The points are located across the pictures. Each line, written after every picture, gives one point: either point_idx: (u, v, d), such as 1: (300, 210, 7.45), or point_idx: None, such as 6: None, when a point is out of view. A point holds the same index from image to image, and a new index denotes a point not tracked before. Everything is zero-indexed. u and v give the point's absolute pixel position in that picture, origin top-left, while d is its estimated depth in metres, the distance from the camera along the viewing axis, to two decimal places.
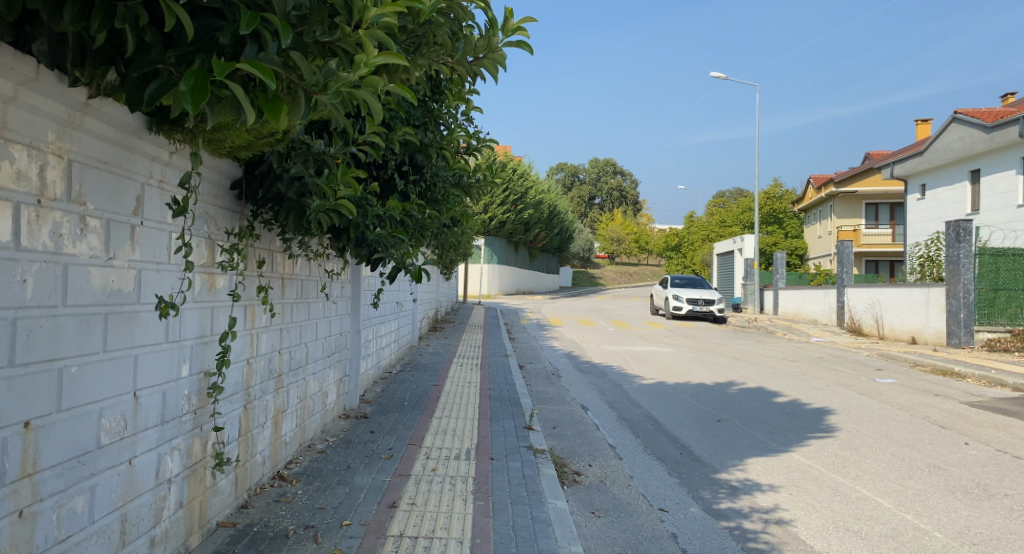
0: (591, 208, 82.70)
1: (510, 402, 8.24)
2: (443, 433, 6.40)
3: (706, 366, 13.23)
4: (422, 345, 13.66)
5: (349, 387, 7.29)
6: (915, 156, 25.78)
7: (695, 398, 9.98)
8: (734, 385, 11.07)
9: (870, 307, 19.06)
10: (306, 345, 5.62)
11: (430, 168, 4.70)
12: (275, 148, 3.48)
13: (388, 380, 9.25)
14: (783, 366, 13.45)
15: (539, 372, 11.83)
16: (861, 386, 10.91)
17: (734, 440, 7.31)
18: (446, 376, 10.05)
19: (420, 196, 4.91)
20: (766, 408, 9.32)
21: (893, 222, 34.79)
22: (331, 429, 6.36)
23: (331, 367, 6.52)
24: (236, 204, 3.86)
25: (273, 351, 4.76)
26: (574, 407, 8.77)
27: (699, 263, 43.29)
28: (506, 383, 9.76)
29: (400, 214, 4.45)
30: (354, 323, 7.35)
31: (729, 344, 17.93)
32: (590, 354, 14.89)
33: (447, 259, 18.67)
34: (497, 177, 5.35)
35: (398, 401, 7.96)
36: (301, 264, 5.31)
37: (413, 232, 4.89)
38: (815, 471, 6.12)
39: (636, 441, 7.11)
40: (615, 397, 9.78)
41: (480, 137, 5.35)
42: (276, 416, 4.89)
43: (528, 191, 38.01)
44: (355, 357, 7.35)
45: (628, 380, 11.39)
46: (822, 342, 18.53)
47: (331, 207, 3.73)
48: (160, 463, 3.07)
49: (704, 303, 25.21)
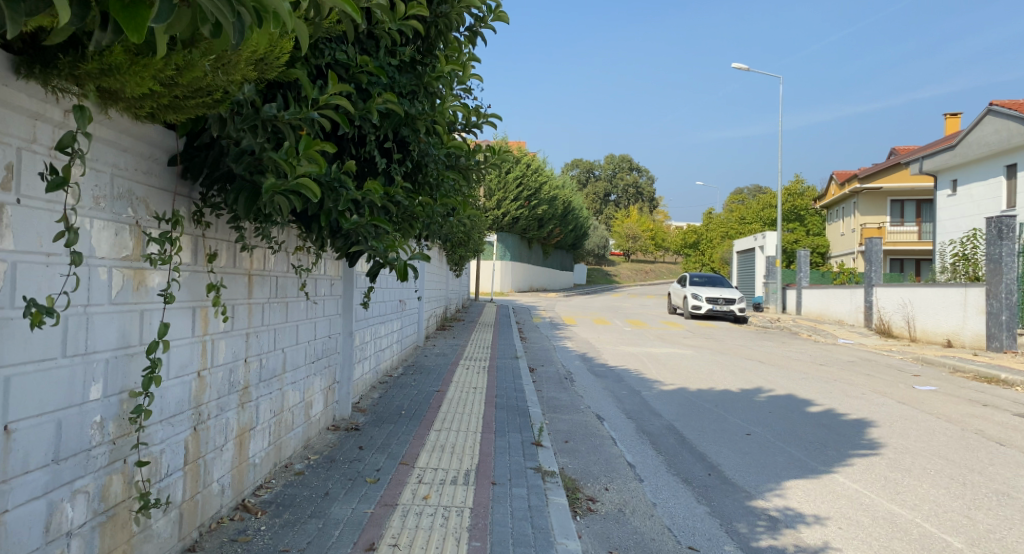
0: (607, 205, 81.66)
1: (518, 412, 7.51)
2: (440, 450, 5.68)
3: (729, 370, 12.41)
4: (429, 346, 12.97)
5: (340, 395, 6.60)
6: (946, 150, 24.75)
7: (719, 407, 9.20)
8: (762, 392, 10.26)
9: (901, 307, 18.12)
10: (284, 351, 4.94)
11: (420, 146, 4.00)
12: (215, 113, 2.80)
13: (387, 386, 8.54)
14: (812, 371, 12.61)
15: (550, 376, 11.09)
16: (900, 395, 10.06)
17: (768, 457, 6.52)
18: (450, 380, 9.33)
19: (409, 179, 4.21)
20: (799, 418, 8.52)
21: (920, 219, 33.62)
22: (315, 444, 5.67)
23: (318, 375, 5.85)
24: (176, 184, 3.18)
25: (237, 360, 4.07)
26: (589, 417, 8.03)
27: (718, 261, 42.25)
28: (514, 389, 9.04)
29: (382, 199, 3.76)
30: (348, 324, 6.70)
31: (752, 346, 17.08)
32: (605, 356, 14.12)
33: (456, 255, 17.91)
34: (500, 160, 4.64)
35: (396, 410, 7.26)
36: (274, 258, 4.62)
37: (401, 221, 4.18)
38: (865, 499, 5.34)
39: (658, 459, 6.36)
40: (634, 405, 9.03)
41: (481, 113, 4.63)
42: (241, 436, 4.20)
43: (542, 186, 37.16)
44: (348, 361, 6.69)
45: (647, 386, 10.62)
46: (850, 344, 17.63)
47: (291, 188, 3.03)
48: (52, 514, 2.40)
49: (724, 302, 24.32)
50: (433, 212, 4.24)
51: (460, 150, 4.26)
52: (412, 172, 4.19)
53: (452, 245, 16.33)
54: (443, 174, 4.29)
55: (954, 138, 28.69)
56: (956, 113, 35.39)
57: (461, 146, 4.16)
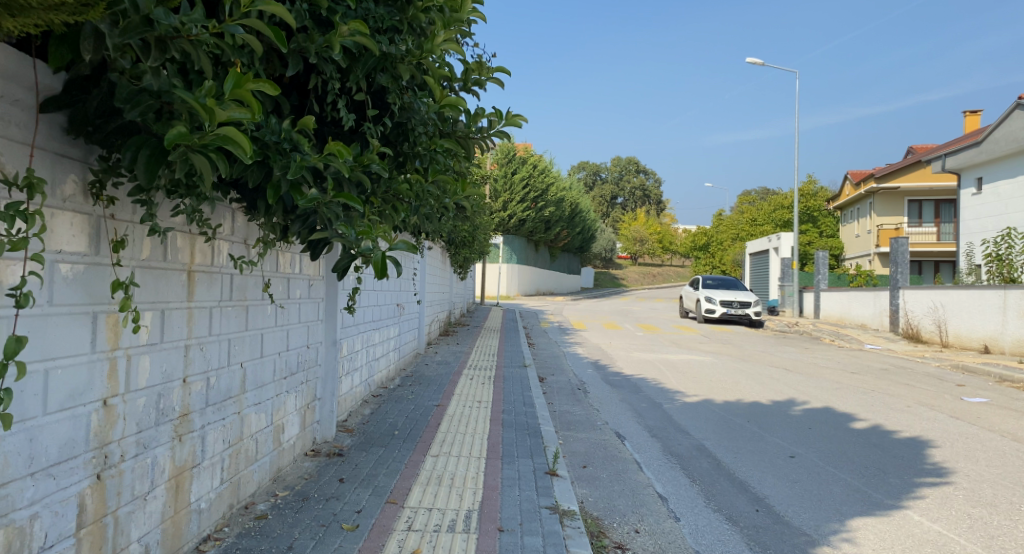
0: (613, 208, 80.75)
1: (528, 431, 6.57)
2: (436, 483, 4.77)
3: (755, 379, 11.46)
4: (430, 353, 12.05)
5: (322, 415, 5.70)
6: (971, 147, 23.75)
7: (752, 422, 8.24)
8: (796, 405, 9.29)
9: (931, 311, 17.17)
10: (243, 367, 4.02)
11: (404, 102, 3.08)
12: (89, 25, 1.85)
13: (380, 400, 7.62)
14: (845, 380, 11.64)
15: (561, 386, 10.13)
16: (950, 408, 9.08)
17: (822, 487, 5.56)
18: (452, 392, 8.40)
19: (389, 148, 3.30)
20: (845, 435, 7.55)
21: (938, 220, 32.59)
22: (287, 476, 4.74)
23: (290, 392, 4.94)
24: (50, 141, 2.25)
25: (171, 380, 3.15)
26: (608, 436, 7.09)
27: (730, 263, 41.23)
28: (522, 402, 8.10)
29: (353, 170, 2.85)
30: (333, 332, 5.81)
31: (773, 352, 16.11)
32: (620, 363, 13.17)
33: (459, 255, 16.93)
34: (506, 126, 3.70)
35: (388, 429, 6.32)
36: (224, 251, 3.70)
37: (378, 201, 3.27)
38: (955, 546, 4.36)
39: (695, 491, 5.40)
40: (656, 421, 8.09)
41: (482, 68, 3.70)
42: (178, 478, 3.26)
43: (549, 187, 36.21)
44: (331, 376, 5.80)
45: (668, 398, 9.65)
46: (878, 350, 16.64)
47: (217, 143, 2.13)
48: None
49: (739, 306, 23.35)
50: (424, 193, 3.35)
51: (456, 112, 3.34)
52: (395, 137, 3.28)
53: (454, 244, 15.43)
54: (439, 141, 3.37)
55: (978, 135, 27.66)
56: (975, 111, 34.39)
57: (458, 106, 3.25)
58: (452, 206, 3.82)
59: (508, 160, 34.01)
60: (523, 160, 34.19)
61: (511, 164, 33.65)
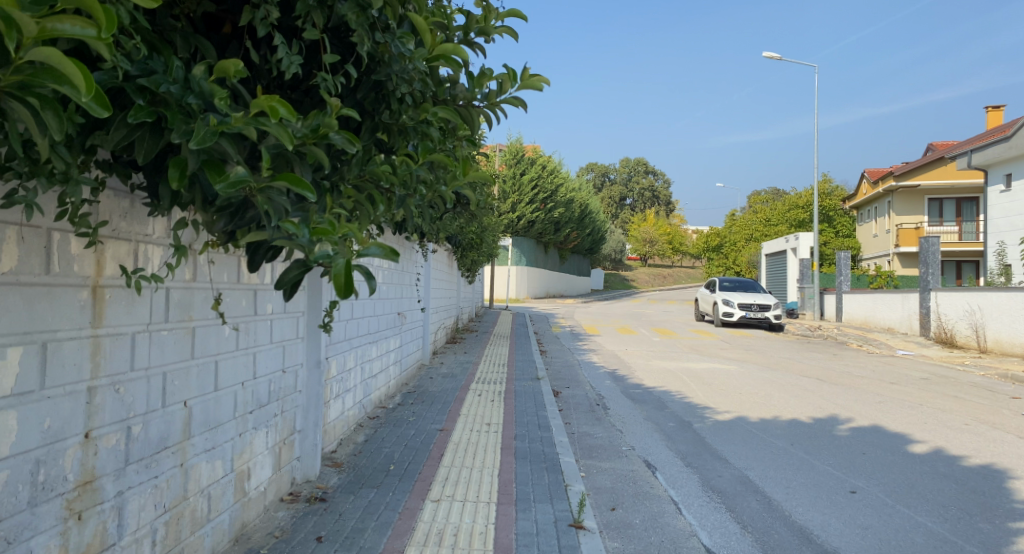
0: (622, 208, 79.75)
1: (546, 463, 5.69)
2: (437, 545, 3.85)
3: (788, 392, 10.52)
4: (436, 365, 11.18)
5: (304, 450, 4.83)
6: (1000, 142, 22.69)
7: (796, 444, 7.33)
8: (841, 424, 8.36)
9: (968, 315, 16.17)
10: (188, 406, 3.12)
11: (381, 48, 2.21)
12: None
13: (378, 423, 6.75)
14: (886, 392, 10.69)
15: (579, 402, 9.23)
16: (1015, 426, 8.12)
17: (900, 535, 4.65)
18: (457, 412, 7.51)
19: (363, 117, 2.43)
20: (907, 462, 6.61)
21: (961, 218, 31.47)
22: (254, 533, 3.86)
23: (260, 427, 4.05)
24: None
25: (61, 438, 2.30)
26: (636, 467, 6.20)
27: (745, 264, 40.16)
28: (536, 423, 7.22)
29: (302, 138, 1.99)
30: (318, 352, 4.93)
31: (800, 359, 15.13)
32: (639, 374, 12.26)
33: (465, 259, 16.05)
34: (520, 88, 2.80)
35: (383, 463, 5.43)
36: (159, 260, 2.82)
37: (345, 188, 2.41)
38: None
39: (748, 542, 4.49)
40: (688, 444, 7.20)
41: (484, 16, 2.84)
42: None
43: (557, 188, 35.34)
44: (314, 405, 4.90)
45: (698, 415, 8.73)
46: (912, 357, 15.64)
47: (32, 78, 1.32)
48: None
49: (758, 309, 22.36)
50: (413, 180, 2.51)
51: (453, 65, 2.47)
52: (373, 106, 2.40)
53: (460, 246, 14.56)
54: (431, 108, 2.50)
55: (1005, 130, 26.58)
56: (997, 105, 33.27)
57: (454, 57, 2.40)
58: (450, 198, 2.96)
59: (515, 161, 33.39)
60: (531, 160, 33.43)
61: (519, 164, 33.05)
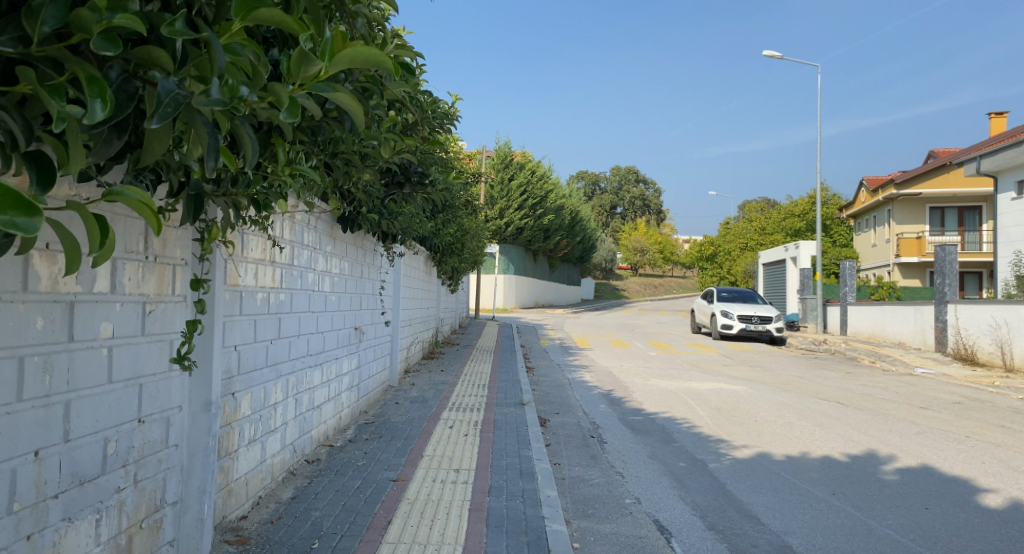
0: (613, 217, 78.43)
1: (526, 534, 4.27)
2: None
3: (809, 419, 9.14)
4: (406, 387, 9.73)
5: (186, 525, 3.44)
6: (1011, 148, 21.41)
7: (836, 492, 5.94)
8: (882, 463, 6.98)
9: (991, 330, 14.86)
10: None
11: None
12: None
13: (316, 472, 5.32)
14: (917, 420, 9.36)
15: (570, 433, 7.83)
16: None
17: None
18: (420, 453, 6.07)
19: None
20: (984, 520, 5.23)
21: (964, 228, 30.35)
22: None
23: (87, 513, 2.66)
24: None
25: None
26: (644, 531, 4.79)
27: (741, 274, 38.87)
28: (514, 467, 5.83)
29: None
30: (210, 389, 3.50)
31: (812, 378, 13.75)
32: (636, 395, 10.87)
33: (443, 266, 14.56)
34: None
35: (305, 535, 4.03)
36: None
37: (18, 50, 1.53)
38: None
39: None
40: (704, 493, 5.80)
41: None
42: None
43: (547, 194, 34.00)
44: (199, 464, 3.47)
45: (712, 451, 7.34)
46: (933, 375, 14.31)
47: None
48: None
49: (759, 322, 21.02)
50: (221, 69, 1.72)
51: None
52: None
53: (438, 250, 13.13)
54: None
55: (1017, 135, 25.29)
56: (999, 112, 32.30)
57: None
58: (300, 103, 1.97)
59: (504, 165, 32.19)
60: (520, 165, 32.10)
61: (508, 169, 31.92)
